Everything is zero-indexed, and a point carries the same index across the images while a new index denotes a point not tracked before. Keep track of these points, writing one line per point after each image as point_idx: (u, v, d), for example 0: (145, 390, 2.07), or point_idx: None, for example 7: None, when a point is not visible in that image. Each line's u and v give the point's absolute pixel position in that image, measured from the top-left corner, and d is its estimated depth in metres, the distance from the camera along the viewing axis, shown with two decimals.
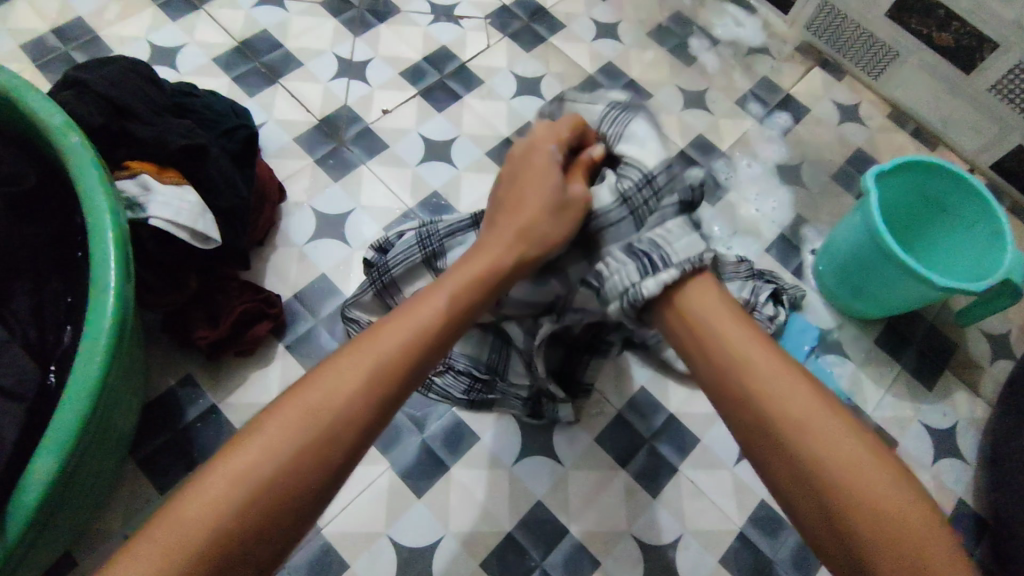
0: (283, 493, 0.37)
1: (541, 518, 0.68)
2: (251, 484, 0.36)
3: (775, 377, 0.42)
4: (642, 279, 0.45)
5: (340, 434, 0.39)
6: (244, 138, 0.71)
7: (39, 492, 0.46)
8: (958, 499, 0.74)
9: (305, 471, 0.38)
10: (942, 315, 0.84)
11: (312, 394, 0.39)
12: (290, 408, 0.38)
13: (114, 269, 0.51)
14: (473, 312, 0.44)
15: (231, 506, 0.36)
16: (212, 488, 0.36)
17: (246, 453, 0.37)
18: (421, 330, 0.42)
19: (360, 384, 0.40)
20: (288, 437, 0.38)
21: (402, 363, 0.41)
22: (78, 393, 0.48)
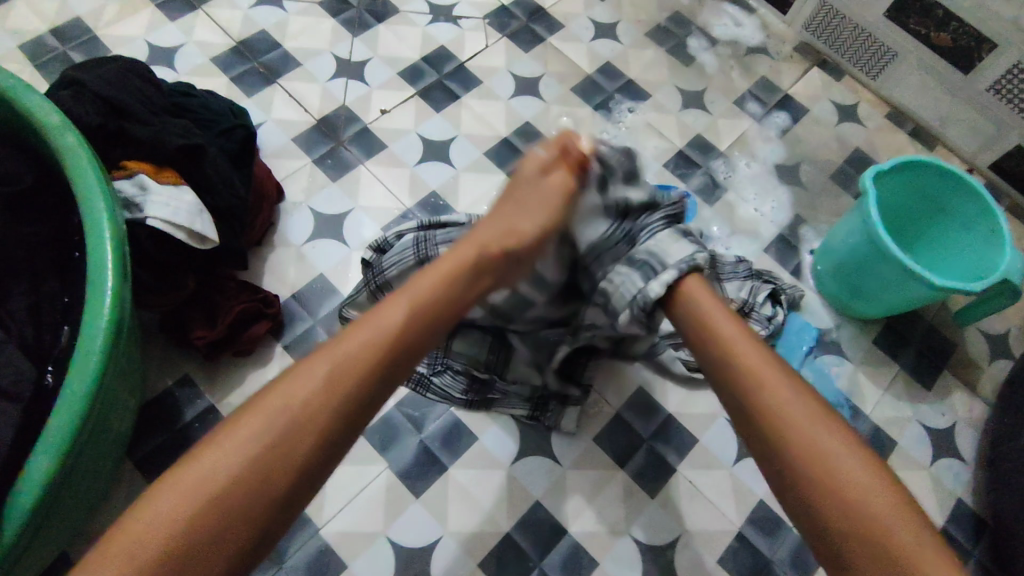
0: (240, 496, 0.40)
1: (539, 518, 0.68)
2: (214, 483, 0.39)
3: (771, 382, 0.46)
4: (645, 284, 0.49)
5: (297, 438, 0.41)
6: (241, 138, 0.71)
7: (37, 491, 0.46)
8: (957, 499, 0.74)
9: (263, 474, 0.40)
10: (941, 315, 0.84)
11: (275, 402, 0.42)
12: (256, 411, 0.42)
13: (112, 269, 0.51)
14: (429, 323, 0.47)
15: (196, 505, 0.39)
16: (181, 486, 0.39)
17: (212, 453, 0.40)
18: (378, 338, 0.45)
19: (317, 388, 0.43)
20: (255, 444, 0.41)
21: (360, 372, 0.44)
22: (76, 392, 0.48)
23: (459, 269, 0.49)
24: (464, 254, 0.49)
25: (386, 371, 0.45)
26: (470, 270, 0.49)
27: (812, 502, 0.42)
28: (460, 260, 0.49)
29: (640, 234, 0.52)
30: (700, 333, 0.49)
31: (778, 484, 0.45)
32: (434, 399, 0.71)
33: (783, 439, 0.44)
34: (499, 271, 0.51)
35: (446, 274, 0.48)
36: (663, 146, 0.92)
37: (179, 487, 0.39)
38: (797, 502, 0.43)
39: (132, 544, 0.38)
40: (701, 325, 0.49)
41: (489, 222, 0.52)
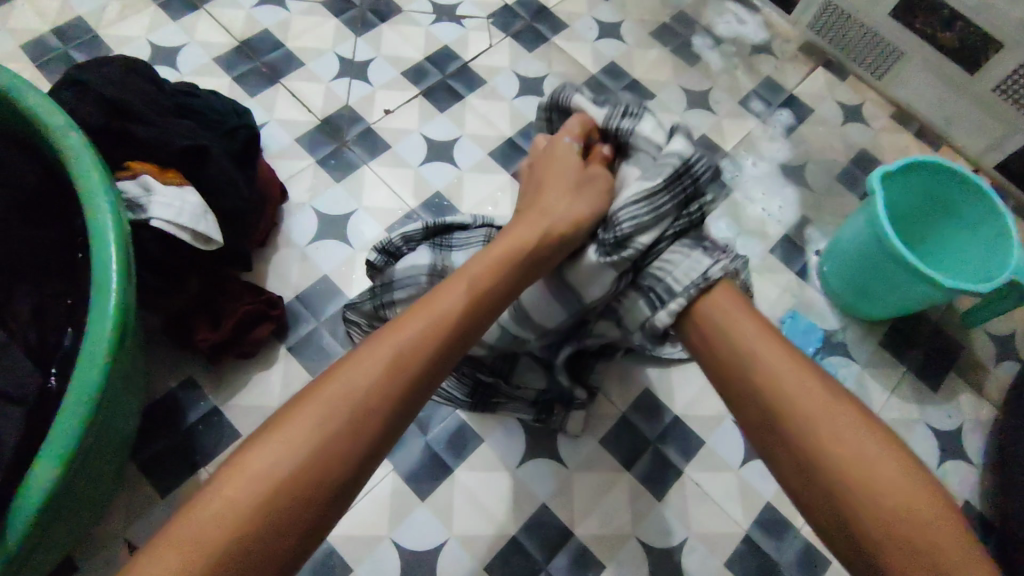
0: (312, 477, 0.39)
1: (545, 521, 0.68)
2: (283, 465, 0.38)
3: (807, 399, 0.45)
4: (654, 312, 0.51)
5: (361, 421, 0.41)
6: (245, 139, 0.71)
7: (40, 499, 0.45)
8: (964, 500, 0.74)
9: (329, 459, 0.39)
10: (947, 316, 0.83)
11: (335, 385, 0.41)
12: (323, 393, 0.41)
13: (116, 268, 0.51)
14: (488, 308, 0.47)
15: (267, 487, 0.38)
16: (250, 471, 0.38)
17: (279, 436, 0.39)
18: (438, 321, 0.45)
19: (381, 373, 0.42)
20: (313, 431, 0.40)
21: (419, 355, 0.43)
22: (80, 397, 0.47)
23: (514, 259, 0.49)
24: (511, 244, 0.49)
25: (441, 359, 0.45)
26: (516, 262, 0.48)
27: (849, 516, 0.42)
28: (511, 245, 0.49)
29: (653, 253, 0.52)
30: (728, 353, 0.49)
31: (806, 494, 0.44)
32: (438, 401, 0.71)
33: (819, 455, 0.44)
34: (552, 258, 0.51)
35: (494, 265, 0.48)
36: None
37: (248, 469, 0.38)
38: (829, 515, 0.43)
39: (189, 537, 0.36)
40: (724, 343, 0.49)
41: (539, 208, 0.52)
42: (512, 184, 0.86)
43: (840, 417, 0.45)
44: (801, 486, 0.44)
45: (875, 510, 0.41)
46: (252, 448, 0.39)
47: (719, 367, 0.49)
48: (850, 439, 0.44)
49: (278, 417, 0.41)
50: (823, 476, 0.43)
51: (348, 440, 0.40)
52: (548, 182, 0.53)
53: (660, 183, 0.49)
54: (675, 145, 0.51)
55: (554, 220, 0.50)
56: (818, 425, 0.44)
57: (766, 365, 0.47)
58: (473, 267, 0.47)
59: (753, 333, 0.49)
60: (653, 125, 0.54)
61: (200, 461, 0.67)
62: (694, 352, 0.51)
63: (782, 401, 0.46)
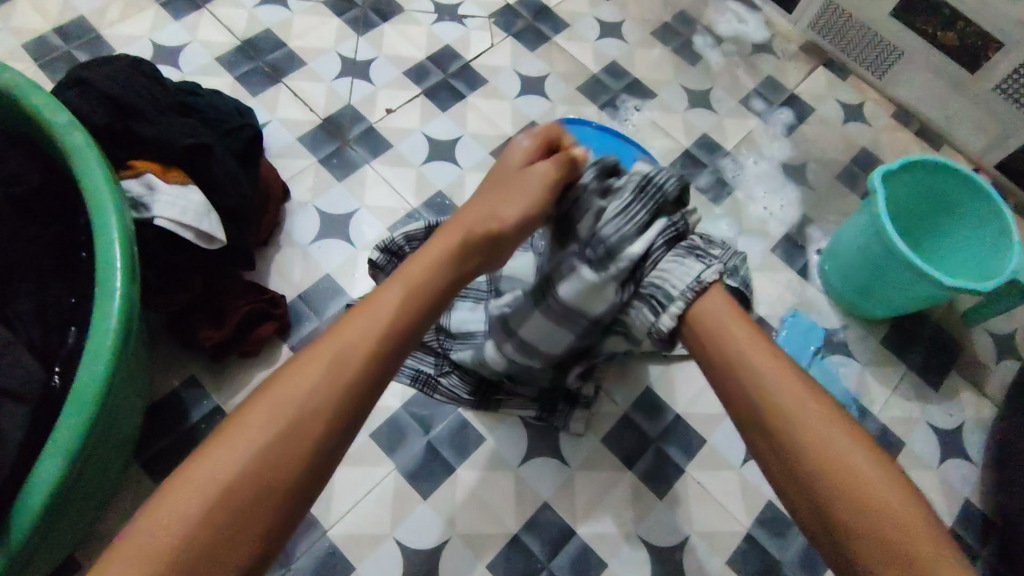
0: (256, 484, 0.38)
1: (547, 520, 0.68)
2: (226, 473, 0.38)
3: (789, 398, 0.45)
4: (656, 318, 0.50)
5: (302, 429, 0.40)
6: (249, 137, 0.71)
7: (44, 497, 0.45)
8: (965, 499, 0.74)
9: (270, 467, 0.38)
10: (948, 315, 0.84)
11: (274, 395, 0.40)
12: (261, 403, 0.40)
13: (120, 266, 0.51)
14: (430, 303, 0.45)
15: (210, 496, 0.37)
16: (194, 480, 0.38)
17: (221, 446, 0.39)
18: (376, 322, 0.43)
19: (321, 375, 0.41)
20: (252, 441, 0.39)
21: (356, 358, 0.42)
22: (85, 396, 0.47)
23: (459, 254, 0.46)
24: (453, 238, 0.46)
25: (385, 355, 0.43)
26: (460, 256, 0.46)
27: (827, 511, 0.42)
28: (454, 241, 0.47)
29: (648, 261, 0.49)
30: (713, 354, 0.49)
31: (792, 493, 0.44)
32: (440, 400, 0.71)
33: (799, 452, 0.44)
34: (500, 251, 0.48)
35: (438, 260, 0.45)
36: (669, 145, 0.91)
37: (194, 478, 0.38)
38: (810, 514, 0.43)
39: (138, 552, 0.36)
40: (713, 345, 0.48)
41: (483, 200, 0.48)
42: None
43: (818, 414, 0.45)
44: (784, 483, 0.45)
45: (849, 505, 0.41)
46: (197, 458, 0.39)
47: (713, 369, 0.49)
48: (829, 437, 0.44)
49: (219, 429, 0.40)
50: (801, 474, 0.43)
51: (289, 447, 0.39)
52: (494, 179, 0.50)
53: (622, 203, 0.48)
54: (637, 166, 0.50)
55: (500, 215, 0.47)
56: (797, 425, 0.44)
57: (749, 366, 0.47)
58: (413, 265, 0.45)
59: (740, 336, 0.48)
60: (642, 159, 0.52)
61: None
62: (697, 355, 0.50)
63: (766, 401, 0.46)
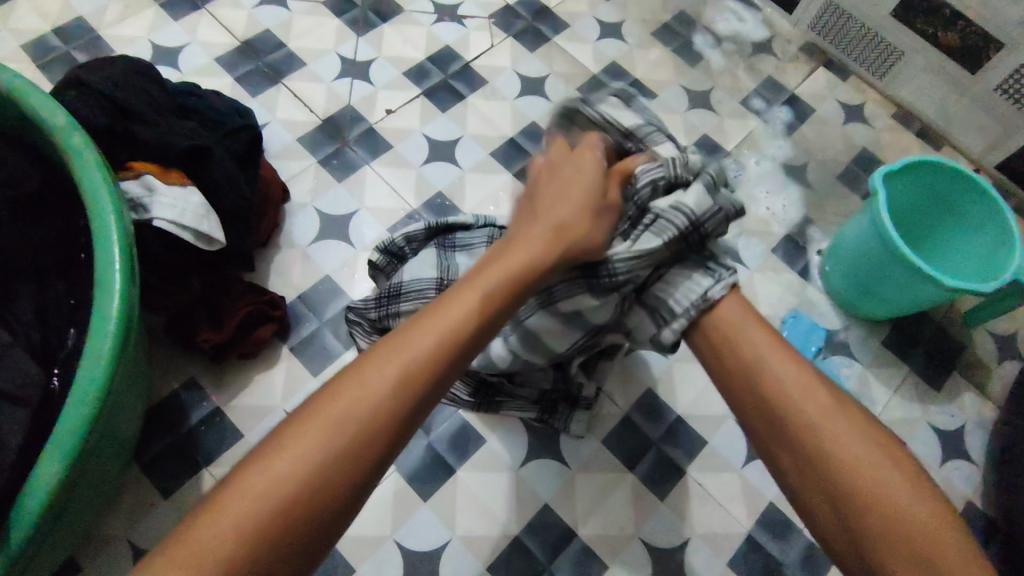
0: (310, 506, 0.37)
1: (548, 522, 0.68)
2: (278, 495, 0.37)
3: (818, 412, 0.45)
4: (659, 330, 0.50)
5: (374, 432, 0.39)
6: (247, 140, 0.71)
7: (43, 501, 0.45)
8: (967, 500, 0.74)
9: (340, 470, 0.38)
10: (950, 315, 0.83)
11: (346, 398, 0.39)
12: (333, 402, 0.39)
13: (119, 267, 0.51)
14: (507, 311, 0.44)
15: (281, 498, 0.37)
16: (241, 501, 0.36)
17: (289, 449, 0.38)
18: (456, 326, 0.42)
19: (394, 384, 0.40)
20: (321, 443, 0.38)
21: (431, 367, 0.41)
22: (84, 398, 0.47)
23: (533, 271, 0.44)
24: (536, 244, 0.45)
25: (449, 373, 0.42)
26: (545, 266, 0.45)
27: (854, 520, 0.42)
28: (542, 251, 0.45)
29: (670, 285, 0.50)
30: (732, 361, 0.48)
31: (791, 472, 0.45)
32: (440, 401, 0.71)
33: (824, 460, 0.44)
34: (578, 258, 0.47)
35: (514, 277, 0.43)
36: None
37: (245, 497, 0.36)
38: (833, 521, 0.43)
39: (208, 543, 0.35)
40: (730, 350, 0.49)
41: (564, 201, 0.47)
42: (513, 184, 0.86)
43: (810, 391, 0.46)
44: (808, 491, 0.44)
45: (851, 485, 0.42)
46: (248, 474, 0.37)
47: (727, 378, 0.49)
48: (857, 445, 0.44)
49: (287, 426, 0.39)
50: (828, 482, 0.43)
51: (358, 451, 0.38)
52: (557, 186, 0.48)
53: (650, 230, 0.48)
54: (687, 199, 0.48)
55: (568, 233, 0.45)
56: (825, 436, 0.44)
57: (768, 376, 0.47)
58: (495, 266, 0.44)
59: (758, 341, 0.48)
60: (698, 192, 0.48)
61: (202, 463, 0.67)
62: (704, 357, 0.51)
63: (793, 411, 0.45)
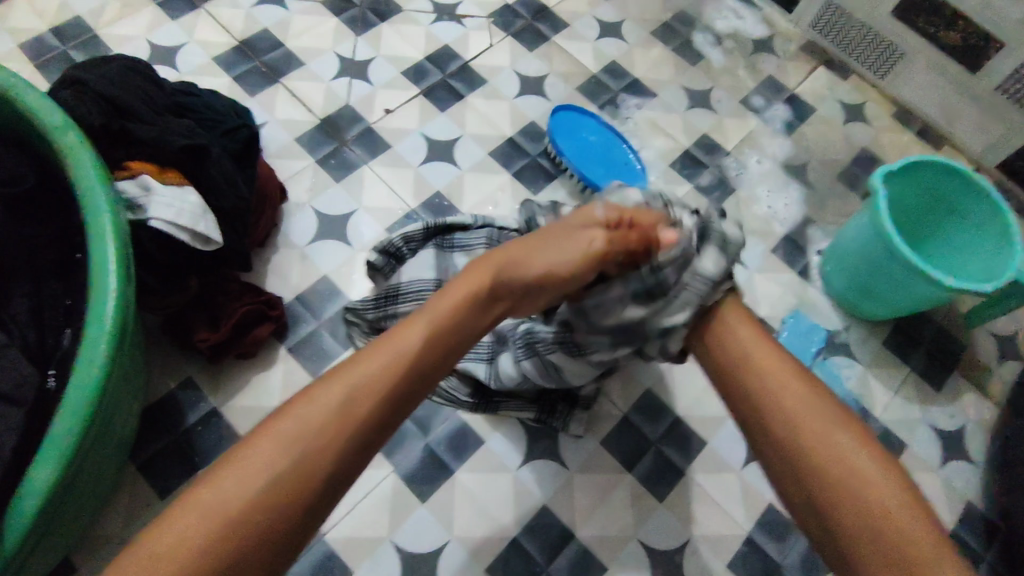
0: (261, 514, 0.37)
1: (547, 523, 0.68)
2: (234, 502, 0.37)
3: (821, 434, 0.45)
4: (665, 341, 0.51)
5: (318, 453, 0.39)
6: (245, 138, 0.71)
7: (38, 501, 0.45)
8: (967, 501, 0.73)
9: (286, 490, 0.38)
10: (950, 316, 0.83)
11: (288, 423, 0.40)
12: (280, 424, 0.40)
13: (114, 270, 0.50)
14: (452, 345, 0.45)
15: (225, 513, 0.37)
16: (196, 509, 0.37)
17: (235, 469, 0.38)
18: (399, 355, 0.43)
19: (336, 407, 0.40)
20: (265, 464, 0.38)
21: (374, 394, 0.41)
22: (78, 399, 0.47)
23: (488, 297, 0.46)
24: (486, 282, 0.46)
25: (400, 398, 0.43)
26: (488, 298, 0.46)
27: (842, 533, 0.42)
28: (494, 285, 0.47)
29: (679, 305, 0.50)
30: (732, 367, 0.50)
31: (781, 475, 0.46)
32: (438, 403, 0.70)
33: (819, 481, 0.44)
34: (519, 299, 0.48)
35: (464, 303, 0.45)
36: (668, 145, 0.91)
37: (199, 504, 0.37)
38: (827, 540, 0.43)
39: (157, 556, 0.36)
40: (724, 350, 0.50)
41: (519, 248, 0.48)
42: (513, 184, 0.85)
43: (804, 396, 0.47)
44: (802, 509, 0.45)
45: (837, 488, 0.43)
46: (207, 485, 0.38)
47: (722, 375, 0.51)
48: (858, 469, 0.43)
49: (238, 447, 0.39)
50: (821, 503, 0.44)
51: (303, 475, 0.39)
52: (547, 237, 0.48)
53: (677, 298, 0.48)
54: (705, 263, 0.48)
55: (528, 266, 0.47)
56: (824, 458, 0.44)
57: (761, 377, 0.48)
58: (439, 303, 0.45)
59: (753, 346, 0.50)
60: (715, 257, 0.48)
61: (199, 463, 0.66)
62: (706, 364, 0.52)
63: (793, 426, 0.46)
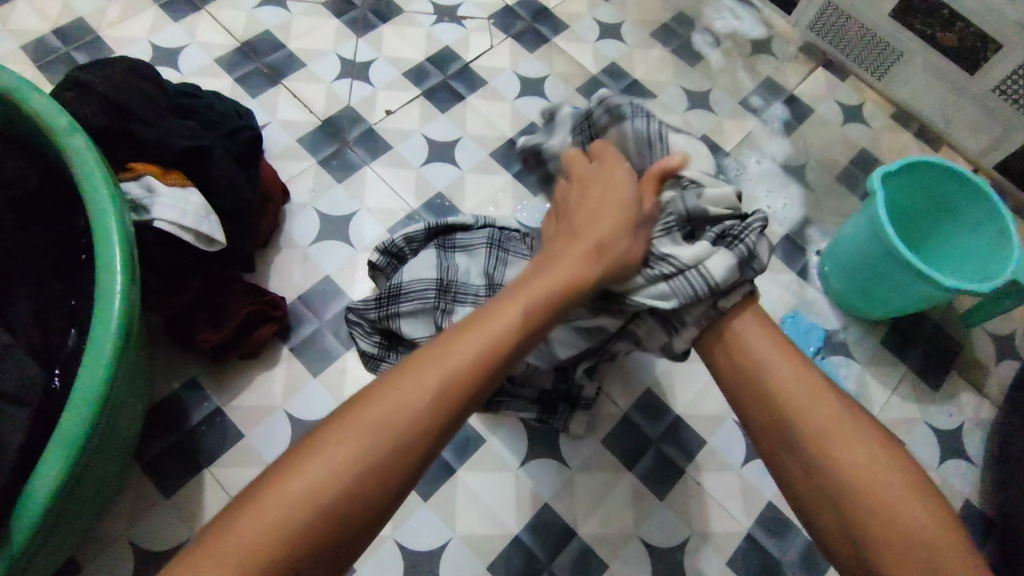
0: (359, 494, 0.38)
1: (547, 522, 0.68)
2: (331, 484, 0.38)
3: (844, 439, 0.45)
4: (670, 339, 0.52)
5: (411, 437, 0.40)
6: (247, 139, 0.71)
7: (46, 499, 0.45)
8: (965, 499, 0.74)
9: (381, 473, 0.39)
10: (948, 315, 0.84)
11: (380, 407, 0.40)
12: (370, 409, 0.40)
13: (120, 271, 0.51)
14: (543, 327, 0.44)
15: (325, 494, 0.38)
16: (293, 492, 0.37)
17: (328, 452, 0.39)
18: (492, 339, 0.42)
19: (429, 393, 0.40)
20: (362, 449, 0.39)
21: (467, 377, 0.41)
22: (84, 398, 0.47)
23: (583, 288, 0.45)
24: (570, 264, 0.45)
25: (489, 379, 0.42)
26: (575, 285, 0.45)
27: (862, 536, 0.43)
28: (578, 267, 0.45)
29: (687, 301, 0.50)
30: (745, 369, 0.50)
31: (796, 479, 0.46)
32: None
33: (845, 490, 0.44)
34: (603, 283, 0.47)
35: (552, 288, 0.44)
36: None
37: (293, 489, 0.38)
38: (846, 543, 0.44)
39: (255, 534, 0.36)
40: (735, 353, 0.50)
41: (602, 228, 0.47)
42: (513, 184, 0.86)
43: (817, 399, 0.47)
44: (821, 514, 0.45)
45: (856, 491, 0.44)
46: (299, 468, 0.38)
47: (734, 379, 0.50)
48: (882, 477, 0.44)
49: (328, 430, 0.40)
50: (839, 502, 0.44)
51: (398, 457, 0.39)
52: (599, 207, 0.48)
53: (667, 283, 0.48)
54: (712, 264, 0.47)
55: (610, 249, 0.46)
56: (848, 465, 0.44)
57: (772, 379, 0.49)
58: (527, 287, 0.44)
59: (766, 347, 0.50)
60: (724, 262, 0.47)
61: (203, 463, 0.67)
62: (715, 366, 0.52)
63: (810, 431, 0.46)
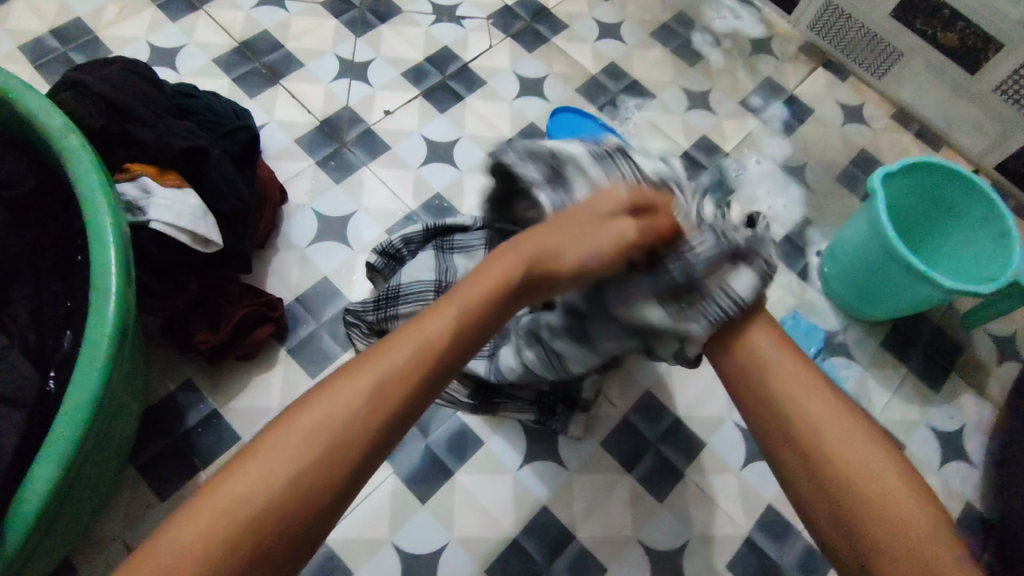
0: (284, 513, 0.34)
1: (545, 524, 0.68)
2: (254, 500, 0.34)
3: (852, 446, 0.44)
4: (683, 345, 0.47)
5: (341, 448, 0.36)
6: (245, 140, 0.71)
7: (40, 502, 0.45)
8: (965, 501, 0.74)
9: (311, 488, 0.35)
10: (948, 317, 0.83)
11: (306, 417, 0.36)
12: (297, 419, 0.36)
13: (115, 273, 0.50)
14: (483, 330, 0.41)
15: (246, 513, 0.34)
16: (208, 513, 0.33)
17: (251, 467, 0.35)
18: (426, 342, 0.39)
19: (360, 402, 0.37)
20: (288, 463, 0.35)
21: (403, 384, 0.38)
22: (78, 401, 0.47)
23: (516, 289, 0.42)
24: (514, 262, 0.42)
25: (426, 388, 0.39)
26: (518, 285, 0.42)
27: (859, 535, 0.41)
28: (522, 264, 0.42)
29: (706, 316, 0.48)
30: (749, 364, 0.49)
31: (798, 475, 0.45)
32: (438, 405, 0.71)
33: (850, 497, 0.42)
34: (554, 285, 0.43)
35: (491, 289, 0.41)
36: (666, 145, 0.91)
37: (211, 507, 0.34)
38: (845, 541, 0.42)
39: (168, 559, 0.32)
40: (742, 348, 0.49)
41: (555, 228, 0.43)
42: None
43: (822, 399, 0.46)
44: (817, 510, 0.43)
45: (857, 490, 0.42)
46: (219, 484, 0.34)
47: (737, 375, 0.49)
48: (885, 477, 0.42)
49: (254, 444, 0.36)
50: (838, 497, 0.43)
51: (330, 468, 0.36)
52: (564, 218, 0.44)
53: (693, 306, 0.46)
54: (738, 284, 0.46)
55: (560, 249, 0.43)
56: (854, 472, 0.43)
57: (776, 375, 0.48)
58: (469, 288, 0.41)
59: (772, 348, 0.49)
60: (748, 281, 0.46)
61: (199, 464, 0.66)
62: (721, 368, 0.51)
63: (814, 427, 0.45)
